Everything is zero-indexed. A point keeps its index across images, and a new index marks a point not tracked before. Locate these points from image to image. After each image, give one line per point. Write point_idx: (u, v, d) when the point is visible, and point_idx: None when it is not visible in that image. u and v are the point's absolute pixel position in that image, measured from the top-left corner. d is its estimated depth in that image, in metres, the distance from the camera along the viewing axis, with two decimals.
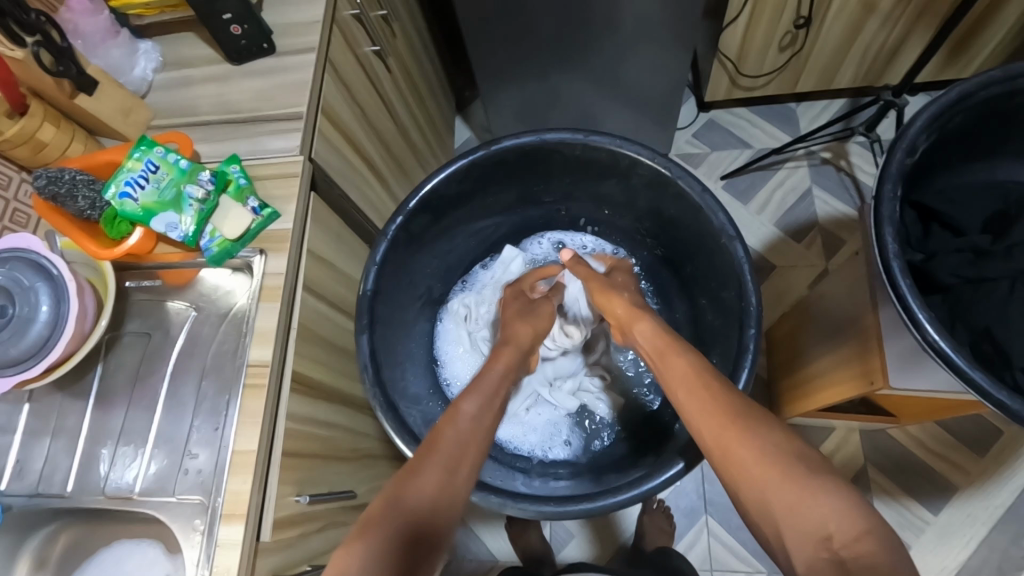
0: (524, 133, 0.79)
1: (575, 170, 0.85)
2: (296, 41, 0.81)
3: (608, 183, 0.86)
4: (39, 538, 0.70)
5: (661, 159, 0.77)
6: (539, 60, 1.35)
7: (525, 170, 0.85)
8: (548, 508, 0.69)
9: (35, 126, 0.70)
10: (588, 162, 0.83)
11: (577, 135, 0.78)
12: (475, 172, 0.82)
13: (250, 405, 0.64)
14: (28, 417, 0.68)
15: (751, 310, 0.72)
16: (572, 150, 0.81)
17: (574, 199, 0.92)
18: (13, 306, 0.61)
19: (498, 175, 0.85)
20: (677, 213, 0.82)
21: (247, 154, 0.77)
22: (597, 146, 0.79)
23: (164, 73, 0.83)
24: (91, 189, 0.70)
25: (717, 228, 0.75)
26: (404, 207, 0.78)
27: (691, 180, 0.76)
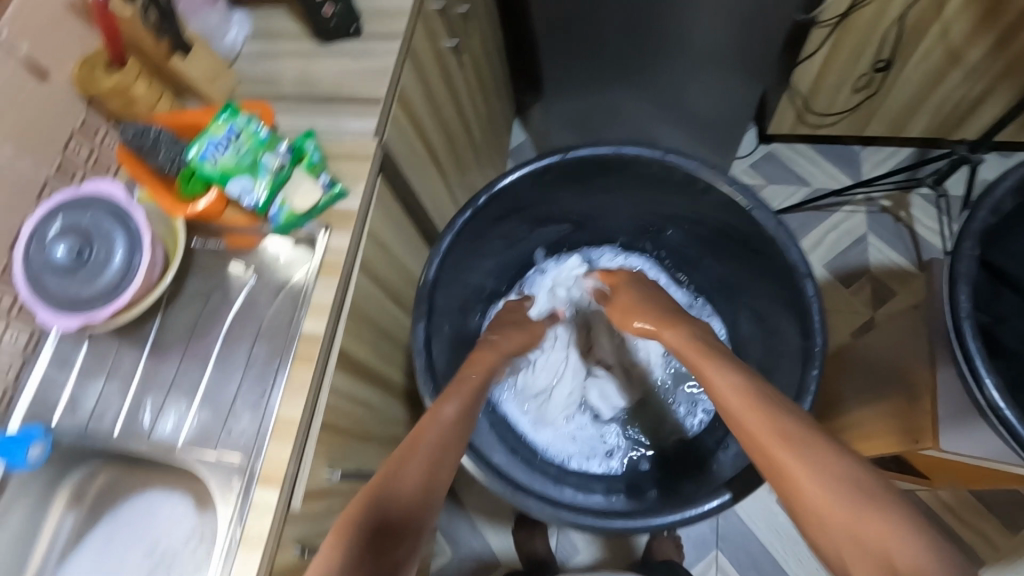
0: (603, 144, 0.78)
1: (646, 184, 0.84)
2: (382, 27, 0.83)
3: (676, 202, 0.85)
4: (80, 474, 0.72)
5: (739, 187, 0.75)
6: (601, 75, 1.36)
7: (597, 176, 0.84)
8: (587, 520, 0.69)
9: (130, 80, 0.73)
10: (660, 180, 0.82)
11: (655, 152, 0.78)
12: (549, 175, 0.82)
13: (299, 375, 0.65)
14: (87, 356, 0.70)
15: (817, 350, 0.71)
16: (646, 167, 0.80)
17: (640, 213, 0.92)
18: (91, 249, 0.64)
19: (567, 183, 0.84)
20: (746, 239, 0.81)
21: (323, 131, 0.78)
22: (674, 165, 0.78)
23: (252, 44, 0.86)
24: (173, 146, 0.72)
25: (789, 264, 0.74)
26: (472, 202, 0.78)
27: (766, 213, 0.74)
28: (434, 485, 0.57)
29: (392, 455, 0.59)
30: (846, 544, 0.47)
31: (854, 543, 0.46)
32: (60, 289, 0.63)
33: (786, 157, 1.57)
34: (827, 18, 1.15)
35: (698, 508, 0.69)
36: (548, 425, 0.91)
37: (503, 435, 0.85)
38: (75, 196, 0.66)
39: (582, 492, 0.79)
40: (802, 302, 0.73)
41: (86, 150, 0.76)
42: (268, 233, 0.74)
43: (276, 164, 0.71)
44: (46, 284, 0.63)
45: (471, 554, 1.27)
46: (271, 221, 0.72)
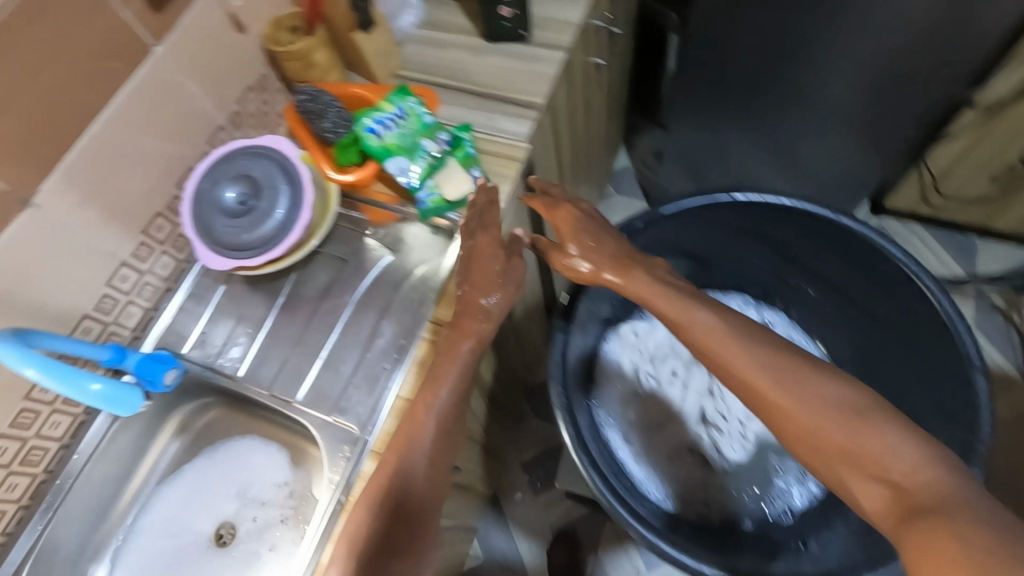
0: (768, 192, 0.73)
1: (805, 238, 0.76)
2: (548, 36, 0.84)
3: (828, 263, 0.78)
4: (194, 405, 0.76)
5: (915, 266, 0.68)
6: (713, 112, 1.26)
7: (755, 223, 0.77)
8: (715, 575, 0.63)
9: (313, 47, 0.76)
10: (822, 237, 0.75)
11: (826, 211, 0.72)
12: (704, 213, 0.76)
13: (422, 359, 0.66)
14: (224, 297, 0.74)
15: (981, 450, 0.62)
16: (810, 222, 0.74)
17: (790, 268, 0.83)
18: (257, 200, 0.67)
19: (716, 224, 0.79)
20: (914, 322, 0.72)
21: (478, 125, 0.80)
22: (844, 228, 0.71)
23: (420, 30, 0.88)
24: (339, 114, 0.75)
25: (960, 354, 0.65)
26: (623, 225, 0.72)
27: (943, 297, 0.67)
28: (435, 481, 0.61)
29: (401, 421, 0.61)
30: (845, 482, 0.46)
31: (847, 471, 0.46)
32: (224, 232, 0.67)
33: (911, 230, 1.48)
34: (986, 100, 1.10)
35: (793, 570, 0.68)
36: (650, 455, 0.83)
37: (609, 446, 0.77)
38: (250, 146, 0.70)
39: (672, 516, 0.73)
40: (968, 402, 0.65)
41: (257, 103, 0.80)
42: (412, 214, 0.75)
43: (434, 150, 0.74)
44: (212, 224, 0.67)
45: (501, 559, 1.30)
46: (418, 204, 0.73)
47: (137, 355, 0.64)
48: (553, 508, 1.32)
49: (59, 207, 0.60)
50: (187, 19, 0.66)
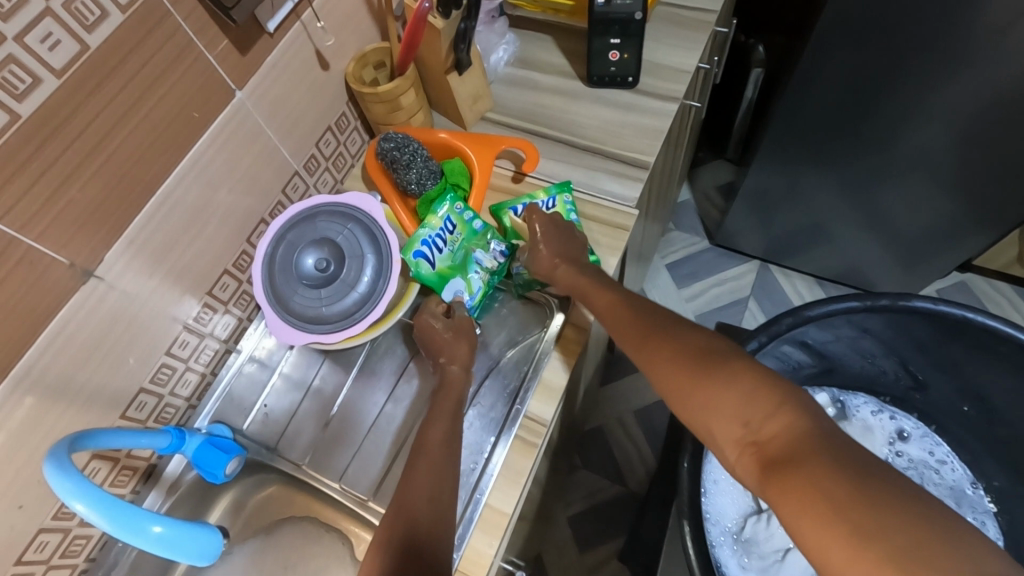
0: (945, 302, 0.64)
1: (974, 355, 0.67)
2: (658, 84, 0.76)
3: (1001, 390, 0.67)
4: (248, 482, 0.68)
5: None
6: (792, 155, 1.14)
7: (916, 329, 0.68)
8: None
9: (403, 90, 0.67)
10: (1000, 360, 0.65)
11: (1019, 333, 0.61)
12: (860, 316, 0.67)
13: (517, 460, 0.58)
14: (289, 365, 0.66)
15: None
16: (987, 339, 0.64)
17: (947, 386, 0.73)
18: (340, 267, 0.59)
19: (868, 327, 0.70)
20: None
21: (579, 184, 0.71)
22: None
23: (513, 68, 0.80)
24: (426, 166, 0.67)
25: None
26: (768, 328, 0.64)
27: None
28: (441, 493, 0.49)
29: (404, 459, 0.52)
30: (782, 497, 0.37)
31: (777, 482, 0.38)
32: (300, 302, 0.59)
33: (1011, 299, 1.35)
34: None
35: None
36: None
37: None
38: (332, 203, 0.62)
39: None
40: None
41: (334, 146, 0.72)
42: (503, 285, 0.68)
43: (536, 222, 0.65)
44: (288, 294, 0.59)
45: None
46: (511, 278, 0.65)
47: (198, 439, 0.57)
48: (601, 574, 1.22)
49: (126, 275, 0.52)
50: (275, 57, 0.59)
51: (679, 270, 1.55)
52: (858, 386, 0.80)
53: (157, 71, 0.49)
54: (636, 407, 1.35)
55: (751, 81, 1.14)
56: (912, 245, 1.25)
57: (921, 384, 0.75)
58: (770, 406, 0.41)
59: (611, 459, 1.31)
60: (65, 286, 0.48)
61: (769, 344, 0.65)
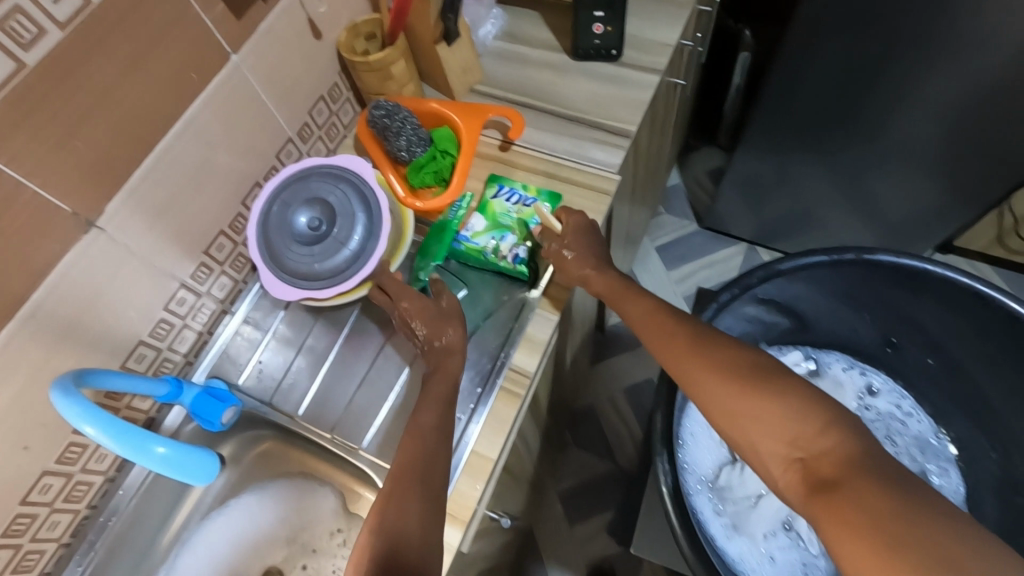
0: (910, 255, 0.67)
1: (938, 309, 0.70)
2: (641, 56, 0.78)
3: (964, 340, 0.71)
4: (242, 438, 0.70)
5: None
6: (778, 137, 1.16)
7: (882, 286, 0.71)
8: None
9: (394, 59, 0.70)
10: (960, 311, 0.68)
11: (974, 281, 0.65)
12: (829, 271, 0.70)
13: (501, 410, 0.61)
14: (282, 324, 0.68)
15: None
16: (947, 291, 0.67)
17: (915, 342, 0.76)
18: (332, 225, 0.61)
19: (837, 284, 0.73)
20: None
21: (565, 151, 0.73)
22: (993, 302, 0.65)
23: (500, 42, 0.83)
24: (416, 133, 0.69)
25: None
26: (740, 280, 0.67)
27: None
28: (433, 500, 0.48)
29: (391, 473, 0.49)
30: (832, 499, 0.39)
31: (829, 488, 0.40)
32: (294, 259, 0.61)
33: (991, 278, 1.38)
34: None
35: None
36: None
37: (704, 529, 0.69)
38: (325, 166, 0.64)
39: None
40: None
41: (327, 115, 0.74)
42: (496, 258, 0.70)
43: (528, 214, 0.68)
44: (282, 250, 0.61)
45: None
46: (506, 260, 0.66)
47: (195, 390, 0.60)
48: (590, 546, 1.24)
49: (127, 229, 0.55)
50: (268, 25, 0.61)
51: (669, 253, 1.58)
52: (830, 344, 0.84)
53: (155, 31, 0.51)
54: (625, 385, 1.38)
55: (739, 65, 1.15)
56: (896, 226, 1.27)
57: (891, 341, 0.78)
58: (815, 428, 0.43)
59: (600, 436, 1.34)
60: (67, 235, 0.50)
61: (739, 297, 0.68)
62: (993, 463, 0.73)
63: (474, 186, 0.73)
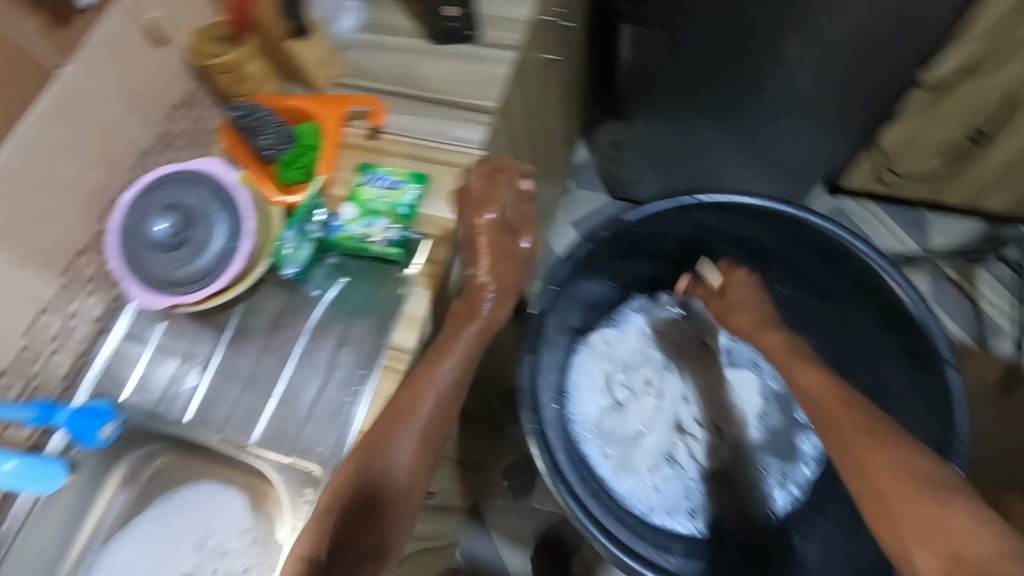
0: (736, 192, 0.76)
1: (773, 235, 0.81)
2: (497, 35, 0.81)
3: (802, 257, 0.81)
4: (138, 454, 0.70)
5: (879, 255, 0.73)
6: (666, 104, 1.22)
7: (720, 224, 0.80)
8: None
9: (245, 59, 0.70)
10: (791, 235, 0.79)
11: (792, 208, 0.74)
12: (676, 216, 0.79)
13: (385, 388, 0.62)
14: (161, 335, 0.68)
15: (959, 446, 0.67)
16: (779, 219, 0.77)
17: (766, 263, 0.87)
18: (191, 229, 0.61)
19: (688, 227, 0.81)
20: (876, 301, 0.76)
21: (432, 133, 0.76)
22: (810, 223, 0.75)
23: (361, 33, 0.83)
24: (279, 130, 0.69)
25: (932, 347, 0.70)
26: (595, 233, 0.74)
27: (908, 286, 0.72)
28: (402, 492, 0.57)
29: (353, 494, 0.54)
30: (911, 534, 0.48)
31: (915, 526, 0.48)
32: (157, 267, 0.61)
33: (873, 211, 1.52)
34: (931, 80, 1.11)
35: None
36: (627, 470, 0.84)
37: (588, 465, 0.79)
38: (178, 172, 0.64)
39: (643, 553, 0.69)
40: (941, 390, 0.70)
41: (186, 122, 0.73)
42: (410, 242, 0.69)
43: (395, 199, 0.69)
44: (144, 260, 0.61)
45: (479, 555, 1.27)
46: (386, 245, 0.68)
47: (68, 411, 0.59)
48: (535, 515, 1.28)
49: None
50: (95, 36, 0.60)
51: (584, 226, 1.62)
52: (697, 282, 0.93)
53: None
54: None
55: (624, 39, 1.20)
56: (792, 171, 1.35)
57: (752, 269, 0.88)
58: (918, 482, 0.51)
59: None
60: None
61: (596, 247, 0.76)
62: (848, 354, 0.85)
63: (344, 177, 0.74)
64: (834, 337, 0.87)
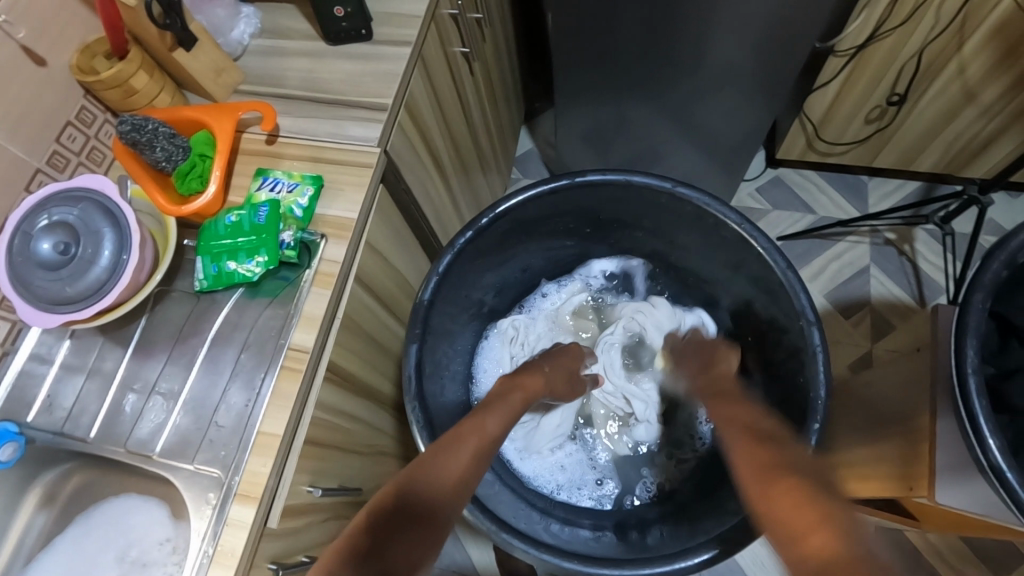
0: (613, 170, 0.74)
1: (657, 214, 0.79)
2: (393, 31, 0.81)
3: (686, 234, 0.80)
4: (54, 474, 0.71)
5: (748, 225, 0.71)
6: (592, 85, 1.24)
7: (600, 204, 0.79)
8: (571, 565, 0.66)
9: (130, 72, 0.70)
10: (672, 213, 0.77)
11: (665, 183, 0.73)
12: (556, 199, 0.76)
13: (285, 387, 0.63)
14: (67, 353, 0.69)
15: (820, 403, 0.67)
16: (657, 197, 0.75)
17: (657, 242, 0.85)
18: (78, 245, 0.62)
19: (574, 207, 0.79)
20: (755, 274, 0.75)
21: (329, 135, 0.76)
22: (685, 198, 0.73)
23: (259, 41, 0.83)
24: (171, 142, 0.69)
25: (797, 310, 0.70)
26: (476, 222, 0.73)
27: (776, 254, 0.70)
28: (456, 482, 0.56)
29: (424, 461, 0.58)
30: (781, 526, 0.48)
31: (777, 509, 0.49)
32: (44, 285, 0.61)
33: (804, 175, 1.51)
34: (845, 47, 1.11)
35: (685, 560, 0.66)
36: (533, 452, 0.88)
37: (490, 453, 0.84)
38: (67, 190, 0.65)
39: (528, 523, 0.75)
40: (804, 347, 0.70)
41: (81, 140, 0.74)
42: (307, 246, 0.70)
43: (291, 200, 0.70)
44: (29, 280, 0.62)
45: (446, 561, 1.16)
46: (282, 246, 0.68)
47: None
48: None
49: None
50: None
51: None
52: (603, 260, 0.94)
53: None
54: None
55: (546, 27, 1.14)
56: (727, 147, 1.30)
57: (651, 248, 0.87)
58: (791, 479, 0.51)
59: None
60: None
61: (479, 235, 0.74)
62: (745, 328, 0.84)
63: (242, 184, 0.75)
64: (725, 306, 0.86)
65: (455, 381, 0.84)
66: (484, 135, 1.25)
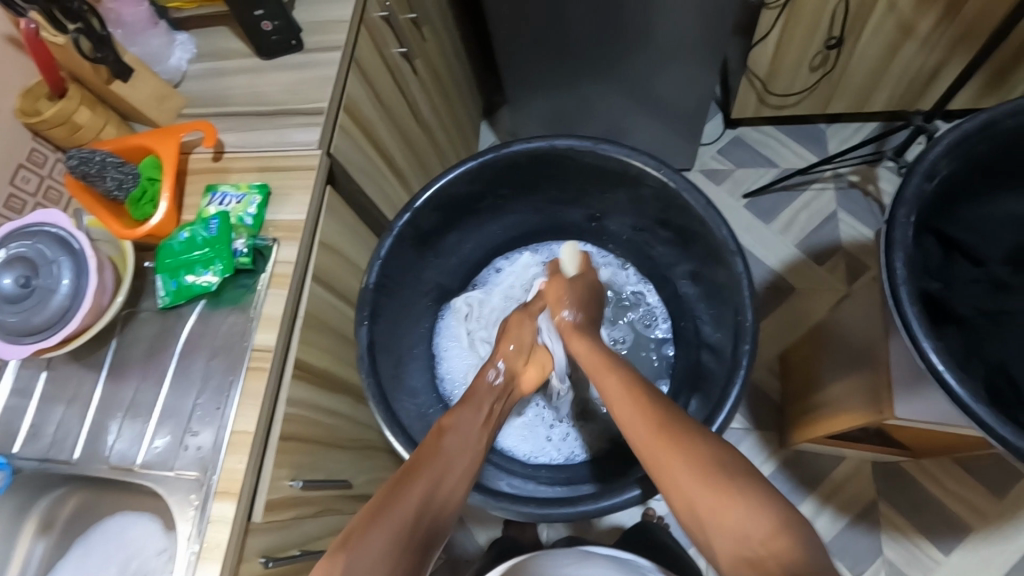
0: (536, 138, 0.76)
1: (588, 177, 0.81)
2: (324, 39, 0.83)
3: (617, 192, 0.82)
4: (49, 500, 0.74)
5: (669, 171, 0.74)
6: (534, 74, 1.26)
7: (531, 176, 0.82)
8: (531, 510, 0.68)
9: (72, 109, 0.73)
10: (598, 172, 0.80)
11: (586, 142, 0.76)
12: (488, 172, 0.79)
13: (252, 386, 0.66)
14: (46, 384, 0.71)
15: (747, 325, 0.69)
16: (582, 158, 0.78)
17: (592, 207, 0.87)
18: (38, 277, 0.65)
19: (510, 179, 0.82)
20: (687, 221, 0.77)
21: (272, 145, 0.79)
22: (608, 154, 0.76)
23: (197, 64, 0.86)
24: (120, 171, 0.71)
25: (719, 242, 0.72)
26: (412, 204, 0.76)
27: (696, 193, 0.72)
28: (429, 502, 0.58)
29: (393, 478, 0.60)
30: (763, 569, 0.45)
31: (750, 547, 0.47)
32: (9, 317, 0.64)
33: (763, 129, 1.51)
34: None
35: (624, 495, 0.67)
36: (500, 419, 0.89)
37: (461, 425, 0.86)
38: (25, 226, 0.68)
39: (485, 479, 0.78)
40: (732, 278, 0.72)
41: (36, 180, 0.77)
42: (264, 253, 0.73)
43: (241, 210, 0.73)
44: None
45: (459, 554, 1.17)
46: (236, 255, 0.71)
47: None
48: None
49: None
50: None
51: None
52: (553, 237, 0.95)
53: None
54: None
55: None
56: (679, 114, 1.30)
57: (596, 218, 0.89)
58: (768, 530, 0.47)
59: None
60: None
61: (420, 214, 0.77)
62: (686, 278, 0.84)
63: (194, 202, 0.78)
64: (663, 255, 0.87)
65: (416, 364, 0.86)
66: (440, 132, 1.27)
